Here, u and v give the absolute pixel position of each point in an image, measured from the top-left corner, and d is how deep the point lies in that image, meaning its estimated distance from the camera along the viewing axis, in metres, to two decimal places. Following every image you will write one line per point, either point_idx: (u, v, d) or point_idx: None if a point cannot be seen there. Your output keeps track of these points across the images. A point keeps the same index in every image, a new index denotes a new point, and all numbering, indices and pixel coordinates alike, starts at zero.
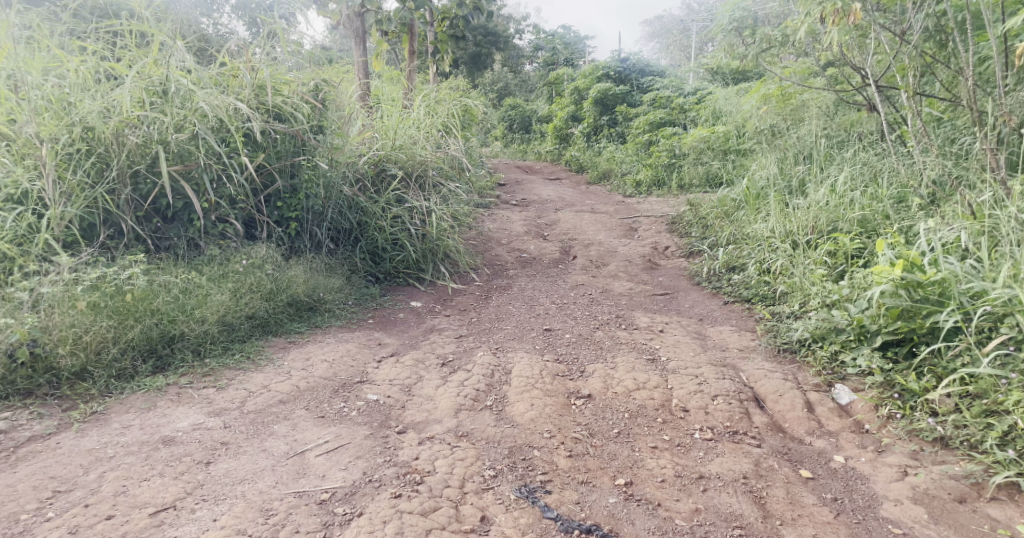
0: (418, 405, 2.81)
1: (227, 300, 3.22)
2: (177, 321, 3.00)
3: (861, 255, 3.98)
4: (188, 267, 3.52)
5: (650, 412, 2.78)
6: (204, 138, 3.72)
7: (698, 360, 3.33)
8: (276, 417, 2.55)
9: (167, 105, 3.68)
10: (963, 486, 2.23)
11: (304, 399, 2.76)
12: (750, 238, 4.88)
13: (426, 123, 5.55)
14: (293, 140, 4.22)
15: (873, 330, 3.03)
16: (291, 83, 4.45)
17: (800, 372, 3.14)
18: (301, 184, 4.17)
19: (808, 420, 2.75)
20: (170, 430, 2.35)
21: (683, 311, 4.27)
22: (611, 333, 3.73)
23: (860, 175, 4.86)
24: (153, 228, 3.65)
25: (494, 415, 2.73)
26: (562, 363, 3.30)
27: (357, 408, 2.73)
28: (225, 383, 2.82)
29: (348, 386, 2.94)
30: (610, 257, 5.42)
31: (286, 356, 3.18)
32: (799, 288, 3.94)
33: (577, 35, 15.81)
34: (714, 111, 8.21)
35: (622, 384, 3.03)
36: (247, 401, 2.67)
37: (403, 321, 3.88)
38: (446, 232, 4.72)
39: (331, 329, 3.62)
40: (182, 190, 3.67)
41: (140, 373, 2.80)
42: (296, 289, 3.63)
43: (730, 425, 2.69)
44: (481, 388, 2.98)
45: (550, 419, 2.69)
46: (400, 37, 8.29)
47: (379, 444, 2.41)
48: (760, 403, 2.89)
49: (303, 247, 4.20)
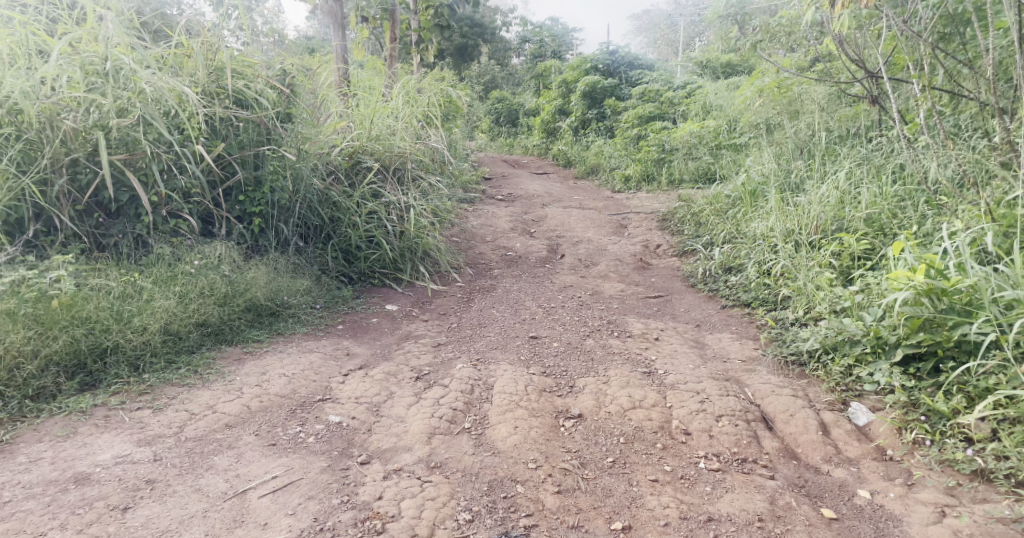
0: (386, 428, 2.48)
1: (173, 305, 2.92)
2: (111, 331, 2.69)
3: (870, 257, 3.70)
4: (133, 269, 3.19)
5: (648, 437, 2.46)
6: (152, 123, 3.43)
7: (699, 373, 3.02)
8: (218, 445, 2.22)
9: (108, 87, 3.35)
10: (1014, 532, 1.93)
11: (254, 422, 2.42)
12: (748, 238, 4.58)
13: (406, 112, 5.18)
14: (256, 128, 3.90)
15: (893, 342, 2.73)
16: (255, 66, 4.10)
17: (810, 388, 2.83)
18: (265, 176, 3.81)
19: (824, 445, 2.44)
20: (86, 465, 2.01)
21: (679, 316, 3.96)
22: (602, 341, 3.41)
23: (864, 170, 4.57)
24: (94, 223, 3.37)
25: (472, 440, 2.42)
26: (549, 377, 2.98)
27: (314, 433, 2.40)
28: (163, 403, 2.49)
29: (307, 405, 2.61)
30: (599, 256, 5.11)
31: (239, 369, 2.85)
32: (804, 293, 3.64)
33: (564, 27, 15.51)
34: (705, 105, 7.88)
35: (616, 403, 2.71)
36: (187, 425, 2.33)
37: (376, 328, 3.54)
38: (425, 229, 4.38)
39: (294, 337, 3.28)
40: (126, 181, 3.37)
41: (63, 392, 2.48)
42: (255, 293, 3.30)
43: (737, 451, 2.38)
44: (458, 407, 2.65)
45: (536, 445, 2.37)
46: (383, 22, 7.80)
47: (337, 479, 2.08)
48: (768, 424, 2.59)
49: (267, 245, 3.85)
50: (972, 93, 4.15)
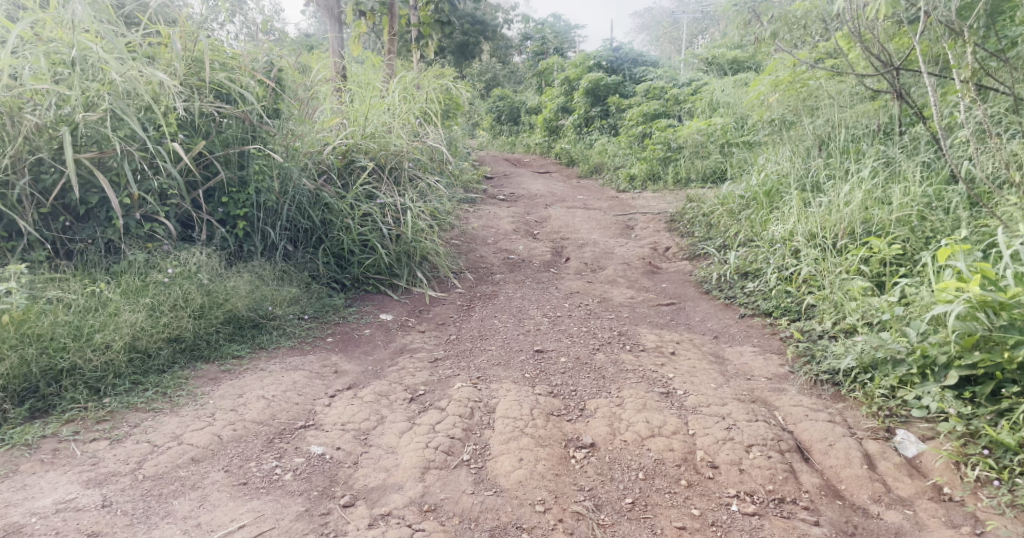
0: (375, 462, 2.20)
1: (140, 319, 2.65)
2: (68, 350, 2.44)
3: (904, 264, 3.42)
4: (102, 279, 2.93)
5: (670, 472, 2.18)
6: (123, 119, 3.15)
7: (722, 394, 2.73)
8: (180, 486, 1.96)
9: (75, 78, 3.07)
10: None
11: (225, 455, 2.15)
12: (765, 241, 4.28)
13: (403, 109, 4.85)
14: (240, 124, 3.64)
15: (943, 363, 2.44)
16: (239, 57, 3.84)
17: (849, 413, 2.55)
18: (251, 177, 3.57)
19: (872, 482, 2.15)
20: (21, 514, 1.78)
21: (693, 326, 3.68)
22: (613, 356, 3.12)
23: (888, 171, 4.29)
24: (62, 227, 3.12)
25: (471, 475, 2.14)
26: (557, 398, 2.69)
27: (293, 468, 2.12)
28: (123, 433, 2.22)
29: (286, 434, 2.33)
30: (606, 259, 4.82)
31: (214, 391, 2.57)
32: (833, 302, 3.36)
33: (568, 24, 15.21)
34: (712, 102, 7.58)
35: (632, 430, 2.42)
36: (147, 460, 2.07)
37: (368, 340, 3.25)
38: (423, 233, 4.09)
39: (278, 352, 3.00)
40: (95, 182, 3.11)
41: (10, 421, 2.23)
42: (234, 303, 3.02)
43: (773, 489, 2.10)
44: (455, 435, 2.36)
45: (543, 483, 2.09)
46: (382, 18, 7.47)
47: (315, 529, 1.84)
48: (804, 455, 2.31)
49: (253, 250, 3.60)
50: (1006, 86, 3.85)
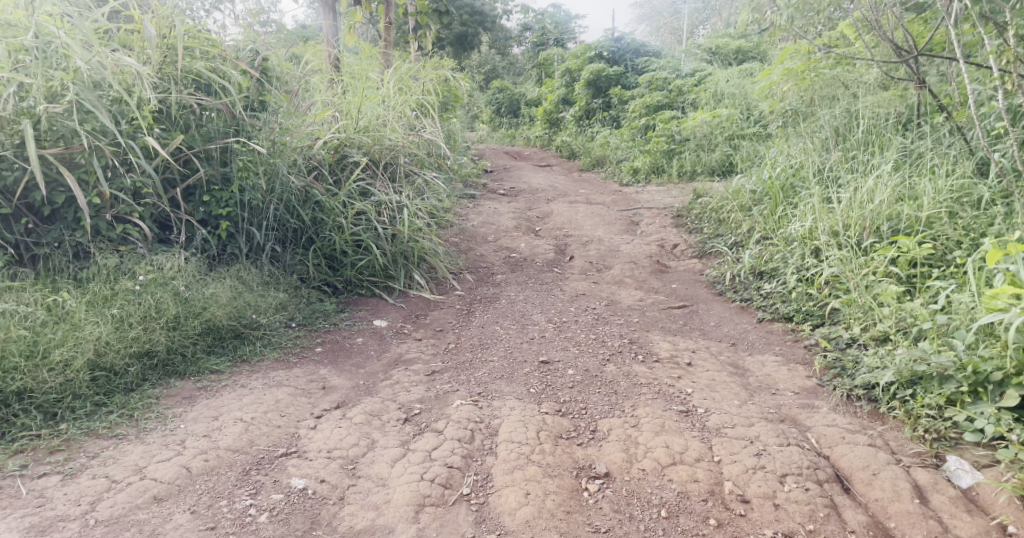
0: (364, 497, 1.96)
1: (105, 333, 2.41)
2: (21, 369, 2.20)
3: (938, 265, 3.16)
4: (66, 287, 2.68)
5: (697, 509, 1.94)
6: (92, 112, 2.89)
7: (748, 412, 2.47)
8: (137, 533, 1.75)
9: (37, 65, 2.80)
10: None
11: (193, 493, 1.92)
12: (781, 238, 4.00)
13: (398, 100, 4.55)
14: (222, 117, 3.40)
15: (998, 381, 2.20)
16: (221, 45, 3.56)
17: (890, 435, 2.30)
18: (234, 173, 3.33)
19: (925, 520, 1.91)
20: None
21: (708, 331, 3.43)
22: (625, 368, 2.85)
23: (911, 162, 4.02)
24: (24, 229, 2.86)
25: (471, 513, 1.90)
26: (566, 418, 2.44)
27: (270, 507, 1.89)
28: (79, 467, 1.99)
29: (266, 463, 2.09)
30: (612, 257, 4.56)
31: (187, 413, 2.32)
32: (863, 307, 3.09)
33: (568, 15, 14.86)
34: (716, 93, 7.31)
35: (652, 456, 2.17)
36: (101, 501, 1.85)
37: (359, 350, 3.00)
38: (420, 232, 3.82)
39: (261, 366, 2.74)
40: (62, 181, 2.85)
41: None
42: (213, 313, 2.77)
43: (814, 530, 1.87)
44: (454, 464, 2.11)
45: (553, 523, 1.85)
46: (378, 7, 7.16)
47: None
48: (844, 486, 2.07)
49: (237, 253, 3.34)
50: None
